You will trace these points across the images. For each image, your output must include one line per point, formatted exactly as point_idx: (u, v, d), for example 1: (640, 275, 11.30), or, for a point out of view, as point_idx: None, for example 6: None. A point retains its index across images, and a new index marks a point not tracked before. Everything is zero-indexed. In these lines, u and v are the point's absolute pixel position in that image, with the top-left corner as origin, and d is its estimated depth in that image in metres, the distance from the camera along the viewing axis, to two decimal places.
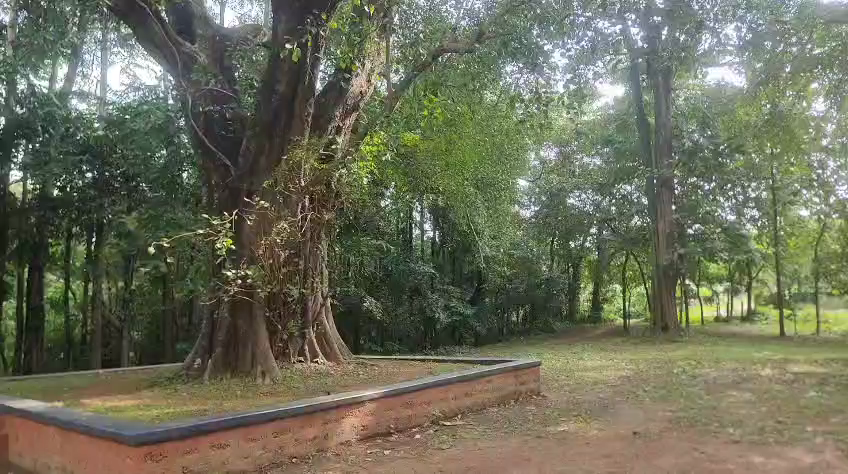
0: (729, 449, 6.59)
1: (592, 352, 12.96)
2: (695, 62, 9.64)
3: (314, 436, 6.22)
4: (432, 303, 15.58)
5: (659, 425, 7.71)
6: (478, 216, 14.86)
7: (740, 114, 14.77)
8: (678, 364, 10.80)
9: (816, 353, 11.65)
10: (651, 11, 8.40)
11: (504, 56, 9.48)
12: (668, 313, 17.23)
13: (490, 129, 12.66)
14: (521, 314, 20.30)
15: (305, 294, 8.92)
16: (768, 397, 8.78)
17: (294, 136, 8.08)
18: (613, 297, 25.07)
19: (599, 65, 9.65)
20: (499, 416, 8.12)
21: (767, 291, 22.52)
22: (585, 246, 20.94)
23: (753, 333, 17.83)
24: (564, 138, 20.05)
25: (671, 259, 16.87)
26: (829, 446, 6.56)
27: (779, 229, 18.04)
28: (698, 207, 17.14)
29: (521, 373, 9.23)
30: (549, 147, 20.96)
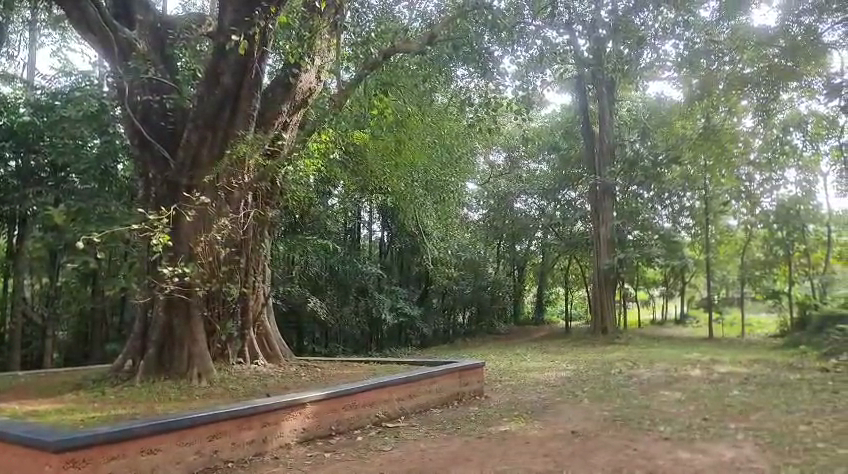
0: (659, 447, 6.86)
1: (534, 353, 13.20)
2: (637, 76, 10.00)
3: (252, 439, 6.05)
4: (379, 304, 15.82)
5: (595, 424, 7.94)
6: (426, 216, 14.87)
7: (677, 127, 15.54)
8: (615, 365, 11.19)
9: (741, 354, 12.33)
10: (597, 24, 8.62)
11: (455, 59, 9.52)
12: (607, 314, 17.82)
13: (439, 131, 12.49)
14: (467, 315, 20.27)
15: (246, 294, 8.69)
16: (697, 396, 9.21)
17: (238, 131, 7.83)
18: (556, 299, 25.62)
19: (547, 73, 9.83)
20: (442, 417, 8.15)
21: (699, 296, 23.64)
22: (530, 249, 21.36)
23: (686, 335, 18.68)
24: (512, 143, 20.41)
25: (611, 263, 17.41)
26: (749, 442, 6.95)
27: (711, 238, 18.56)
28: (637, 214, 18.29)
29: (465, 373, 9.31)
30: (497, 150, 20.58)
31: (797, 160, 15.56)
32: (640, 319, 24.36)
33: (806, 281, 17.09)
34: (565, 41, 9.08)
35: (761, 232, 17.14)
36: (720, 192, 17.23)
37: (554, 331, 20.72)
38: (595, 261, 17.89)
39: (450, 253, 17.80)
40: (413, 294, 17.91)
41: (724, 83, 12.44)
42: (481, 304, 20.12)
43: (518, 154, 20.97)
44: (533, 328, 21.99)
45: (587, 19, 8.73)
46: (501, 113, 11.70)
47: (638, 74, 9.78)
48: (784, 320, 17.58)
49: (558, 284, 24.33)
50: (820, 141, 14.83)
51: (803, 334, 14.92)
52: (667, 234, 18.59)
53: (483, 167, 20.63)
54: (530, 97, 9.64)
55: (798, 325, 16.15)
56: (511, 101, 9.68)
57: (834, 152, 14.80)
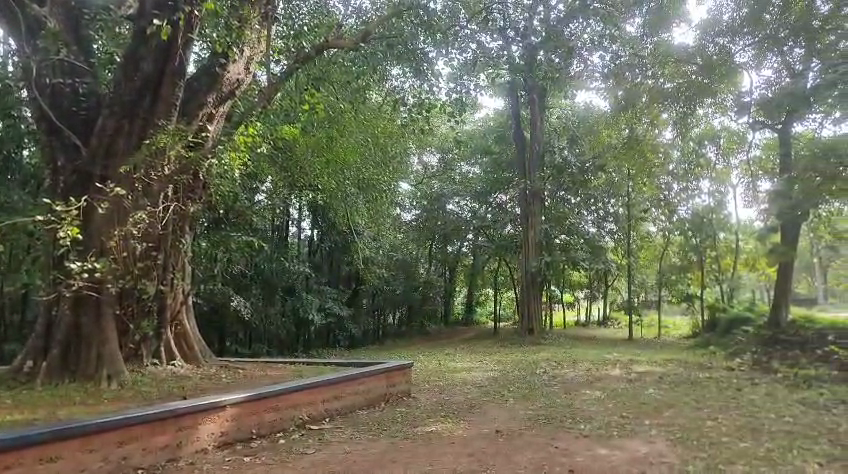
0: (579, 444, 7.06)
1: (461, 353, 13.33)
2: (567, 84, 10.25)
3: (165, 445, 5.74)
4: (306, 304, 15.44)
5: (518, 423, 8.10)
6: (359, 216, 14.74)
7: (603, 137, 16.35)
8: (540, 365, 11.48)
9: (656, 355, 12.94)
10: (530, 32, 8.69)
11: (388, 59, 9.43)
12: (533, 316, 18.32)
13: (373, 131, 12.42)
14: (397, 316, 20.59)
15: (164, 292, 8.30)
16: (615, 394, 9.58)
17: (159, 120, 7.41)
18: (486, 300, 25.90)
19: (481, 79, 9.93)
20: (368, 419, 8.04)
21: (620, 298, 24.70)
22: (462, 252, 20.99)
23: (608, 336, 19.45)
24: (446, 145, 20.50)
25: (538, 265, 17.97)
26: (661, 437, 7.30)
27: (632, 242, 19.55)
28: (565, 219, 18.81)
29: (393, 375, 9.24)
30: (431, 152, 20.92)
31: (709, 172, 16.03)
32: (565, 320, 25.12)
33: (717, 285, 17.79)
34: (499, 46, 9.16)
35: (677, 239, 18.07)
36: (642, 199, 18.10)
37: (482, 332, 21.07)
38: (523, 263, 18.33)
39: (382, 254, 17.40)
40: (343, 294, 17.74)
41: (645, 96, 13.34)
42: (412, 306, 20.44)
43: (451, 157, 20.98)
44: (462, 329, 22.24)
45: (520, 26, 8.79)
46: (434, 115, 11.76)
47: (568, 81, 10.00)
48: (696, 322, 18.64)
49: (488, 286, 24.66)
50: (731, 155, 15.51)
51: (712, 334, 15.92)
52: (592, 238, 19.09)
53: (417, 167, 20.67)
54: (463, 100, 9.80)
55: (708, 327, 17.19)
56: (445, 105, 9.77)
57: (744, 164, 15.57)
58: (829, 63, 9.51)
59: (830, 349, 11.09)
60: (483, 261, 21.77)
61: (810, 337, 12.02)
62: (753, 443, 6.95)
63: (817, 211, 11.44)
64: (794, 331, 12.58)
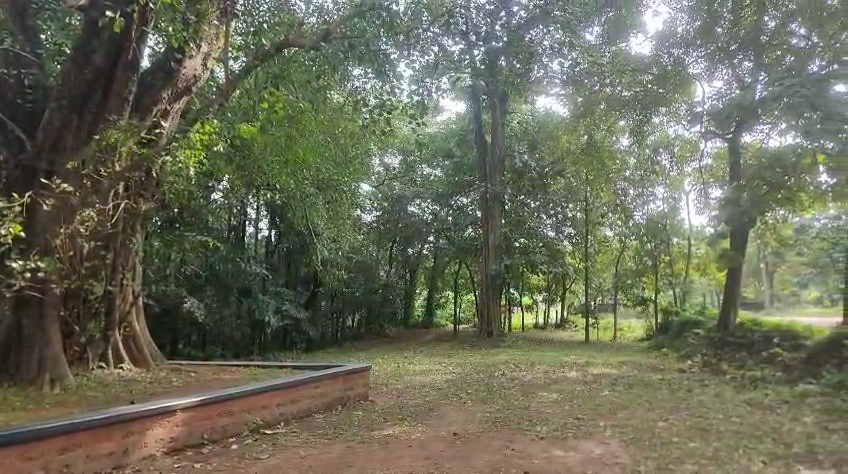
0: (536, 446, 7.13)
1: (420, 356, 13.35)
2: (527, 89, 10.32)
3: (110, 451, 5.52)
4: (262, 306, 15.32)
5: (476, 425, 8.12)
6: (318, 217, 14.54)
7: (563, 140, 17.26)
8: (498, 367, 11.56)
9: (611, 357, 13.22)
10: (492, 37, 8.71)
11: (350, 59, 9.34)
12: (492, 319, 18.50)
13: (333, 132, 12.42)
14: (356, 318, 20.33)
15: (112, 293, 8.06)
16: (571, 396, 9.72)
17: (111, 115, 7.21)
18: (446, 302, 25.54)
19: (443, 81, 9.93)
20: (324, 422, 7.92)
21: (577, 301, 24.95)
22: (422, 253, 20.88)
23: (565, 339, 19.76)
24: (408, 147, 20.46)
25: (497, 268, 18.12)
26: (615, 438, 7.44)
27: (589, 247, 19.45)
28: (523, 223, 18.90)
29: (351, 377, 9.16)
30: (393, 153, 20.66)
31: (663, 179, 16.44)
32: (524, 323, 25.32)
33: (670, 289, 18.34)
34: (461, 50, 9.18)
35: (633, 244, 18.53)
36: (600, 205, 18.42)
37: (441, 335, 21.10)
38: (484, 266, 18.57)
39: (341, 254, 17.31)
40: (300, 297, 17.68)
41: (603, 103, 13.95)
42: (372, 307, 20.25)
43: (412, 159, 20.61)
44: (423, 332, 22.26)
45: (482, 30, 8.84)
46: (395, 116, 11.74)
47: (529, 86, 10.09)
48: (649, 326, 19.09)
49: (448, 288, 24.64)
50: (685, 163, 15.88)
51: (665, 337, 16.35)
52: (551, 242, 19.07)
53: (377, 168, 20.39)
54: (424, 102, 9.82)
55: (661, 329, 17.62)
56: (406, 106, 9.79)
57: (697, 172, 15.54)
58: (775, 76, 9.86)
59: (774, 351, 11.52)
60: (444, 261, 21.95)
61: (756, 340, 12.43)
62: (702, 443, 7.15)
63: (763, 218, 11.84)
64: (741, 334, 13.03)
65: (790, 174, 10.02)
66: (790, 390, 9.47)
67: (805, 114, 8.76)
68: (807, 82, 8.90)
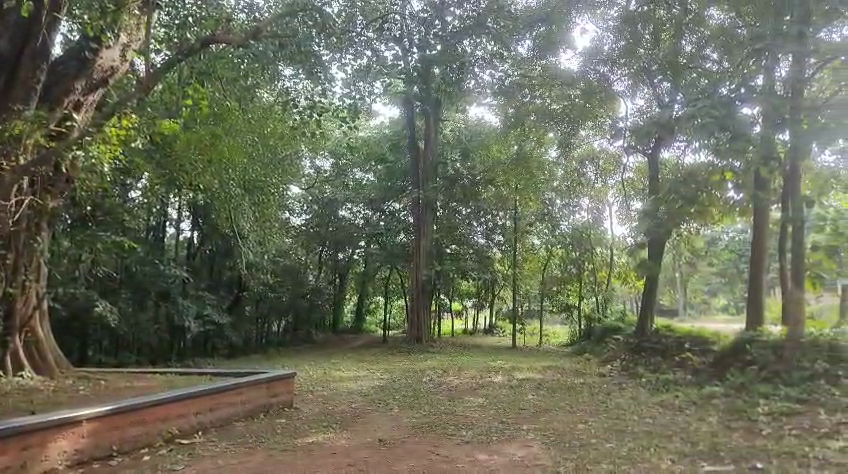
0: (460, 450, 7.20)
1: (348, 362, 13.20)
2: (461, 97, 10.38)
3: (6, 466, 5.12)
4: (182, 310, 14.80)
5: (402, 431, 8.11)
6: (243, 218, 13.92)
7: (494, 150, 18.11)
8: (427, 373, 11.65)
9: (535, 361, 13.58)
10: (425, 45, 8.80)
11: (280, 59, 9.18)
12: (423, 326, 18.59)
13: (264, 131, 12.05)
14: (282, 324, 19.75)
15: (13, 295, 7.55)
16: (497, 400, 9.87)
17: (13, 105, 6.67)
18: (376, 308, 25.45)
19: (378, 86, 9.93)
20: (245, 431, 7.67)
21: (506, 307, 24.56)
22: (353, 259, 20.89)
23: (493, 344, 20.10)
24: (341, 151, 20.20)
25: (429, 274, 18.30)
26: (537, 441, 7.63)
27: (517, 254, 19.70)
28: (455, 230, 19.11)
29: (274, 385, 8.92)
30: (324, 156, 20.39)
31: (588, 191, 17.55)
32: (453, 329, 25.60)
33: (593, 296, 19.11)
34: (395, 55, 9.11)
35: (560, 252, 19.16)
36: (528, 214, 18.65)
37: (370, 340, 20.89)
38: (414, 272, 18.50)
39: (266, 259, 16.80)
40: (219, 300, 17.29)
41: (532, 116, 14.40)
42: (298, 313, 19.66)
43: (344, 162, 20.46)
44: (351, 337, 22.08)
45: (416, 37, 8.83)
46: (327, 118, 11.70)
47: (462, 96, 10.23)
48: (573, 332, 19.70)
49: (378, 294, 24.14)
50: (609, 176, 17.15)
51: (587, 342, 16.95)
52: (481, 249, 19.37)
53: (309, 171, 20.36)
54: (356, 105, 9.79)
55: (584, 335, 18.23)
56: (339, 109, 9.75)
57: (619, 185, 17.13)
58: (691, 96, 10.15)
59: (685, 355, 12.21)
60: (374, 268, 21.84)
61: (669, 344, 13.10)
62: (617, 443, 7.46)
63: (678, 229, 12.67)
64: (656, 339, 13.72)
65: (700, 189, 10.51)
66: (698, 392, 10.05)
67: (714, 134, 9.27)
68: (716, 104, 9.25)
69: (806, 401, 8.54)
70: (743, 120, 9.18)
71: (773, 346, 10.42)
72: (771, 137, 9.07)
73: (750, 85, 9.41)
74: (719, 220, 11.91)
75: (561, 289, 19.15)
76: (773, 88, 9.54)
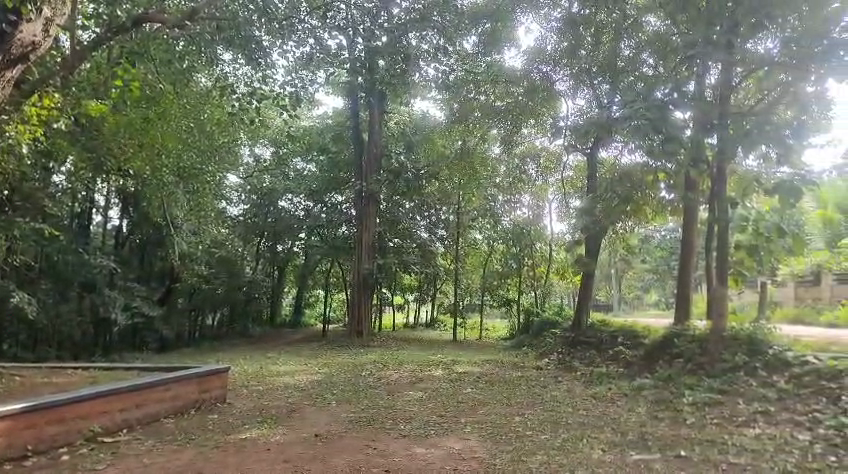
0: (397, 444, 7.19)
1: (286, 356, 12.91)
2: (407, 90, 10.31)
3: None
4: (107, 302, 14.37)
5: (339, 426, 7.99)
6: (177, 205, 13.63)
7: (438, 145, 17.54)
8: (366, 367, 11.55)
9: (474, 355, 13.73)
10: (371, 36, 8.80)
11: (218, 42, 8.84)
12: (363, 320, 18.47)
13: (200, 116, 11.45)
14: (217, 317, 19.22)
15: None
16: (436, 394, 9.90)
17: None
18: (316, 302, 25.04)
19: (322, 75, 9.78)
20: (173, 428, 7.36)
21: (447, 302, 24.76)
22: (293, 251, 20.23)
23: (434, 338, 20.20)
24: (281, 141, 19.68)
25: (371, 268, 18.11)
26: (475, 434, 7.71)
27: (460, 249, 19.84)
28: (396, 224, 19.14)
29: (207, 380, 8.64)
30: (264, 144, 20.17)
31: (530, 188, 18.02)
32: (394, 323, 25.56)
33: (531, 291, 19.52)
34: (339, 44, 9.02)
35: (501, 248, 19.48)
36: (469, 209, 18.94)
37: (309, 335, 20.53)
38: (356, 265, 18.44)
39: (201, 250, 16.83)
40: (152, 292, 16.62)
41: (476, 112, 14.59)
42: (234, 306, 19.11)
43: (285, 151, 20.13)
44: (290, 332, 21.64)
45: (365, 27, 8.81)
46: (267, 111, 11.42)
47: (408, 89, 10.13)
48: (512, 326, 20.04)
49: (318, 288, 23.75)
50: (549, 173, 17.75)
51: (526, 337, 17.31)
52: (424, 243, 19.40)
53: (247, 159, 19.98)
54: (298, 93, 9.67)
55: (523, 329, 18.54)
56: (280, 97, 9.58)
57: (558, 183, 17.60)
58: (628, 99, 10.32)
59: (619, 349, 12.63)
60: (314, 262, 21.01)
61: (603, 339, 13.53)
62: (552, 435, 7.64)
63: (614, 227, 13.13)
64: (591, 333, 14.15)
65: (636, 188, 11.08)
66: (629, 385, 10.42)
67: (649, 137, 9.57)
68: (651, 107, 9.60)
69: (726, 392, 9.02)
70: (675, 124, 9.60)
71: (698, 340, 10.93)
72: (701, 141, 9.51)
73: (683, 89, 9.91)
74: (652, 219, 12.70)
75: (501, 284, 19.47)
76: (704, 93, 10.03)
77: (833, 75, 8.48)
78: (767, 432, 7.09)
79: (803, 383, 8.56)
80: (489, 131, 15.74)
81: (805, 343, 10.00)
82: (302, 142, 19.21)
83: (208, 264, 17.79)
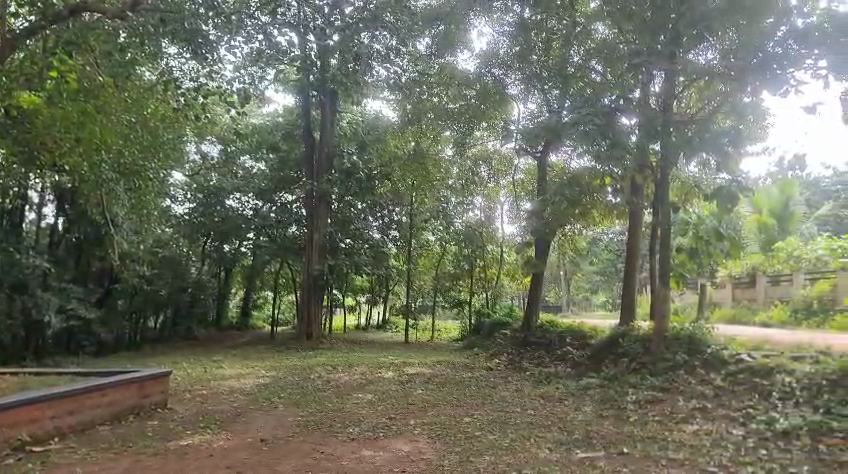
0: (345, 448, 7.10)
1: (232, 359, 12.60)
2: (360, 90, 10.24)
3: None
4: (41, 304, 13.65)
5: (285, 430, 7.85)
6: (118, 203, 13.03)
7: (391, 145, 17.44)
8: (316, 370, 11.39)
9: (426, 356, 13.76)
10: (323, 35, 8.72)
11: (161, 36, 8.46)
12: (313, 321, 18.23)
13: (143, 110, 11.09)
14: (159, 319, 18.79)
15: None
16: (386, 396, 9.85)
17: None
18: (264, 304, 24.54)
19: (272, 71, 9.57)
20: (109, 435, 7.06)
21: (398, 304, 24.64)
22: (240, 251, 19.51)
23: (385, 340, 20.13)
24: (229, 137, 18.62)
25: (321, 269, 18.00)
26: (424, 435, 7.72)
27: (413, 250, 19.87)
28: (349, 224, 18.86)
29: (144, 385, 8.29)
30: (211, 141, 19.32)
31: (482, 190, 18.11)
32: (345, 325, 25.31)
33: (483, 292, 19.74)
34: (289, 42, 8.79)
35: (454, 249, 19.59)
36: (423, 211, 18.99)
37: (257, 337, 20.10)
38: (305, 266, 18.15)
39: (143, 249, 15.97)
40: (92, 293, 15.93)
41: (430, 113, 14.77)
42: (177, 307, 18.70)
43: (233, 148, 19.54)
44: (236, 334, 21.11)
45: (317, 24, 8.68)
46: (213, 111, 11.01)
47: (360, 89, 10.00)
48: (463, 327, 20.16)
49: (266, 289, 23.27)
50: (501, 176, 17.84)
51: (477, 337, 17.45)
52: (376, 245, 19.29)
53: (193, 156, 18.99)
54: (247, 90, 9.50)
55: (474, 330, 18.66)
56: (228, 93, 9.39)
57: (510, 186, 17.82)
58: (576, 104, 10.54)
59: (567, 349, 12.90)
60: (262, 263, 20.62)
61: (552, 339, 13.78)
62: (500, 435, 7.71)
63: (563, 230, 13.45)
64: (541, 334, 14.41)
65: (583, 192, 11.38)
66: (576, 384, 10.64)
67: (596, 142, 9.77)
68: (598, 112, 9.86)
69: (668, 390, 9.34)
70: (622, 130, 9.87)
71: (642, 340, 11.28)
72: (646, 147, 9.74)
73: (629, 97, 10.23)
74: (599, 221, 13.13)
75: (454, 285, 19.67)
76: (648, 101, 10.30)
77: (766, 88, 9.00)
78: (704, 428, 7.37)
79: (738, 380, 8.93)
80: (442, 132, 15.86)
81: (740, 342, 10.44)
82: (251, 140, 18.93)
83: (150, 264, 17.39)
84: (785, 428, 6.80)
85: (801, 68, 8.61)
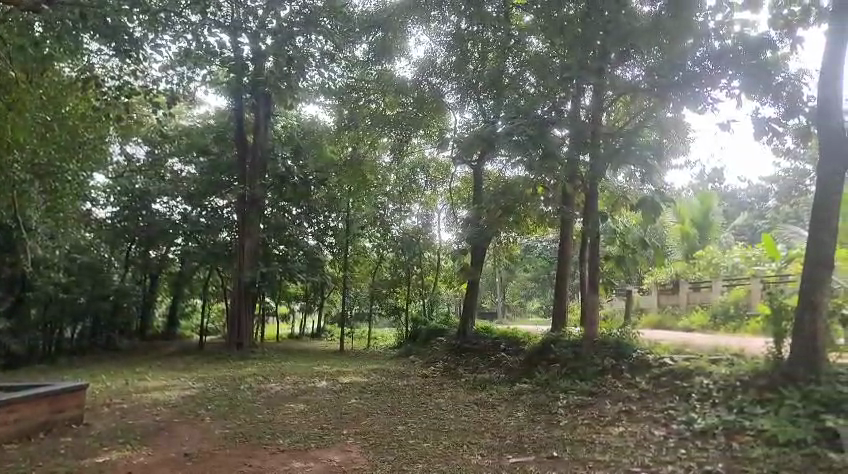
0: (274, 460, 6.92)
1: (157, 371, 12.10)
2: (293, 95, 10.10)
3: None
4: None
5: (212, 443, 7.59)
6: (33, 206, 12.30)
7: (329, 152, 17.37)
8: (246, 380, 11.07)
9: (360, 365, 13.68)
10: (256, 37, 8.54)
11: (81, 30, 8.08)
12: (244, 329, 17.69)
13: (59, 110, 10.41)
14: (78, 328, 17.80)
15: None
16: (318, 406, 9.67)
17: None
18: (193, 312, 23.63)
19: (202, 72, 9.28)
20: (17, 454, 6.60)
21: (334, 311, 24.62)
22: (168, 257, 19.21)
23: (320, 348, 19.82)
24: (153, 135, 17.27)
25: (252, 276, 17.25)
26: (356, 445, 7.62)
27: (348, 256, 19.92)
28: (284, 230, 18.88)
29: (58, 399, 7.76)
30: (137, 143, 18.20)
31: (420, 197, 18.38)
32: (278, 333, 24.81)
33: (420, 299, 19.82)
34: (220, 43, 8.62)
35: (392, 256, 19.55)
36: (360, 217, 18.96)
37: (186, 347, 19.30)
38: (237, 273, 17.55)
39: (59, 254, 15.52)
40: None
41: (368, 118, 14.89)
42: (98, 317, 17.73)
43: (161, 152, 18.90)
44: (162, 345, 20.20)
45: (250, 26, 8.49)
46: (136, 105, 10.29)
47: (294, 94, 9.85)
48: (400, 334, 20.12)
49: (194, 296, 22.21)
50: (438, 183, 17.98)
51: (413, 344, 17.53)
52: (311, 250, 19.18)
53: (118, 157, 17.64)
54: (175, 91, 9.27)
55: (410, 337, 18.68)
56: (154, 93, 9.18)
57: (446, 193, 17.99)
58: (510, 113, 10.86)
59: (500, 355, 13.13)
60: (191, 268, 20.05)
61: (486, 346, 14.00)
62: (433, 442, 7.74)
63: (498, 237, 13.75)
64: (476, 340, 14.61)
65: (516, 201, 11.53)
66: (509, 390, 10.84)
67: (528, 151, 10.12)
68: (530, 123, 10.19)
69: (595, 393, 9.66)
70: (554, 141, 10.12)
71: (571, 346, 11.62)
72: (576, 160, 10.10)
73: (559, 110, 10.84)
74: (533, 229, 13.44)
75: (391, 292, 19.59)
76: (578, 114, 10.78)
77: (685, 106, 9.58)
78: (628, 429, 7.66)
79: (660, 383, 9.29)
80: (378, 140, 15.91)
81: (662, 346, 10.91)
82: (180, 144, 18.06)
83: (69, 271, 16.38)
84: (702, 428, 7.15)
85: (716, 87, 9.26)
